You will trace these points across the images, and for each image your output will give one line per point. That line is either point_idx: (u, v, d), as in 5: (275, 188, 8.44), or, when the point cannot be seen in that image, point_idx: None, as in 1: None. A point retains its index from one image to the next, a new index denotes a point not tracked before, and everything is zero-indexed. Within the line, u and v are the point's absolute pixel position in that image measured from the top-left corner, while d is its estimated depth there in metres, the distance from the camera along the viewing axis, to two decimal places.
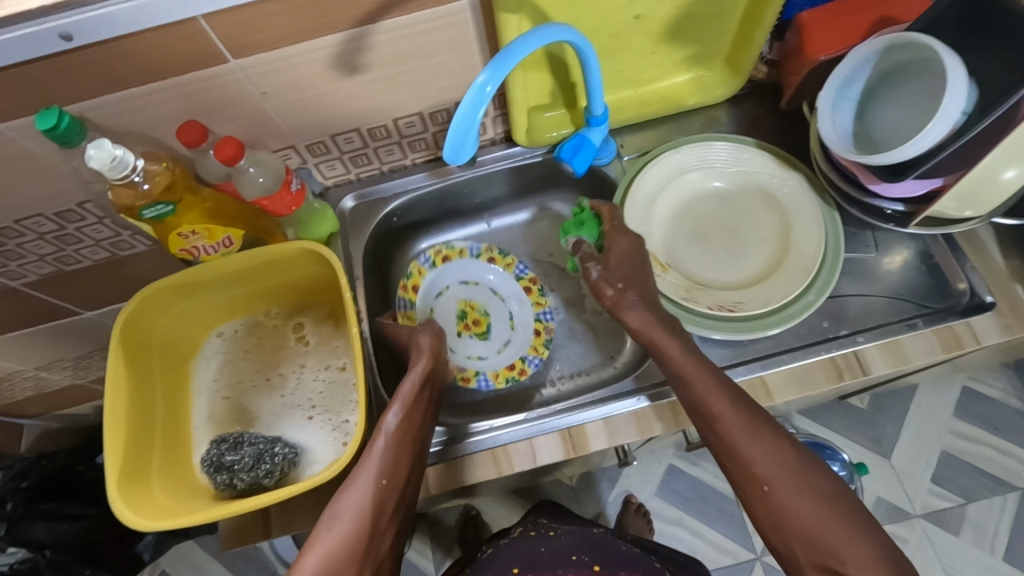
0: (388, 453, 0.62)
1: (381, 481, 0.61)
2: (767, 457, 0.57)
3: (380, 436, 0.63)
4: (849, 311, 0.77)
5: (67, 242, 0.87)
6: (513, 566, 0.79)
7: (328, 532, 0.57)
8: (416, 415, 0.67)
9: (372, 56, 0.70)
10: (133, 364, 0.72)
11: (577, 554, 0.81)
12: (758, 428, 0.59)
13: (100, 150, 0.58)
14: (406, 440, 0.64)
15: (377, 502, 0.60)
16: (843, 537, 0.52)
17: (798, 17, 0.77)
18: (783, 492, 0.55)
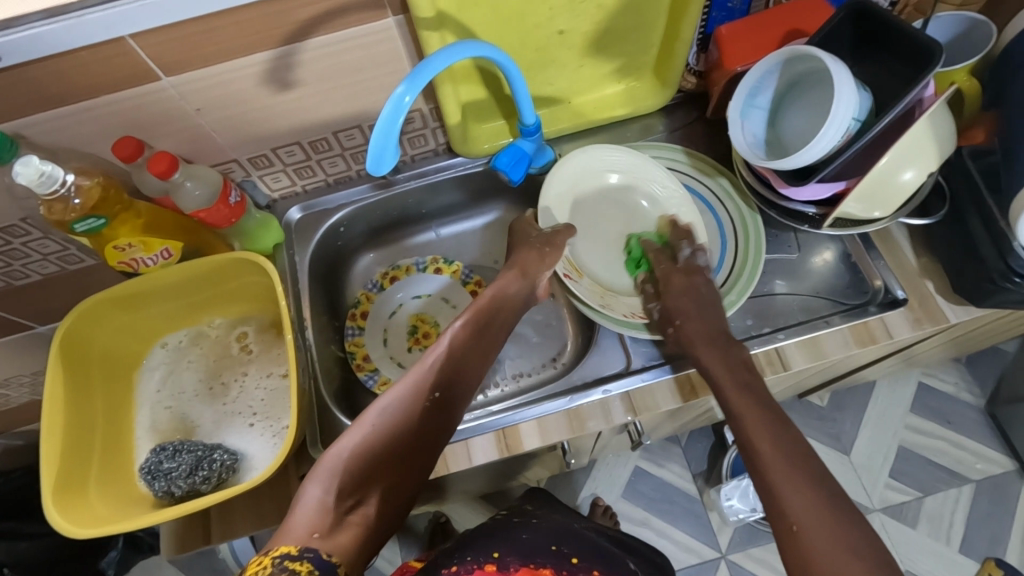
0: (440, 371, 0.65)
1: (426, 394, 0.63)
2: (803, 502, 0.49)
3: (432, 350, 0.67)
4: (771, 310, 0.81)
5: (14, 257, 0.88)
6: (493, 551, 0.78)
7: (364, 418, 0.60)
8: (477, 341, 0.70)
9: (303, 72, 0.73)
10: (72, 376, 0.74)
11: (557, 546, 0.82)
12: (798, 467, 0.51)
13: (29, 166, 0.59)
14: (462, 360, 0.67)
15: (416, 411, 0.62)
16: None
17: (716, 30, 0.81)
18: (815, 538, 0.47)
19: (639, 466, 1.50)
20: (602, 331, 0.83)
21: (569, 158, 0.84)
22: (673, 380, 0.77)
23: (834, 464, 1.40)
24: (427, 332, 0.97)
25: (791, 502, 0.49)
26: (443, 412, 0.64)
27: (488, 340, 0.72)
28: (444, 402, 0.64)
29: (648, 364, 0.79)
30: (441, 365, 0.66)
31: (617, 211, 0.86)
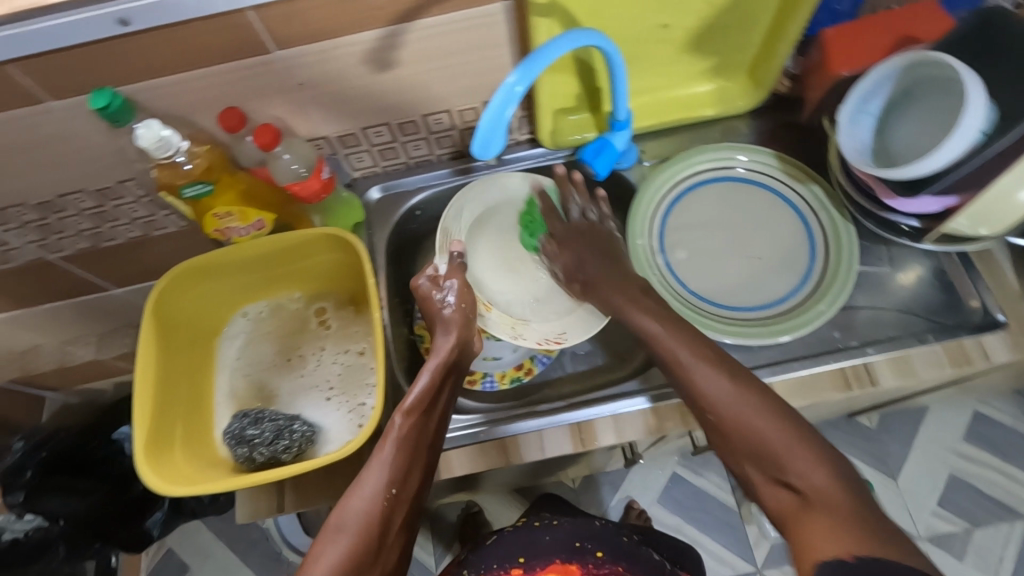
0: (398, 461, 0.64)
1: (389, 488, 0.63)
2: (759, 417, 0.58)
3: (386, 441, 0.64)
4: (857, 323, 0.78)
5: (104, 218, 0.91)
6: (519, 556, 0.82)
7: (331, 547, 0.59)
8: (424, 424, 0.67)
9: (406, 53, 0.73)
10: (162, 337, 0.75)
11: (582, 541, 0.84)
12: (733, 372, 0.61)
13: (149, 130, 0.61)
14: (416, 445, 0.66)
15: (383, 506, 0.62)
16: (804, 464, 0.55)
17: (821, 33, 0.79)
18: (774, 444, 0.56)
19: (676, 473, 1.48)
20: None
21: (500, 177, 0.86)
22: None
23: (880, 488, 1.36)
24: None
25: (763, 425, 0.57)
26: (411, 492, 0.65)
27: (432, 419, 0.69)
28: (409, 484, 0.65)
29: None
30: (398, 455, 0.64)
31: (523, 227, 0.89)
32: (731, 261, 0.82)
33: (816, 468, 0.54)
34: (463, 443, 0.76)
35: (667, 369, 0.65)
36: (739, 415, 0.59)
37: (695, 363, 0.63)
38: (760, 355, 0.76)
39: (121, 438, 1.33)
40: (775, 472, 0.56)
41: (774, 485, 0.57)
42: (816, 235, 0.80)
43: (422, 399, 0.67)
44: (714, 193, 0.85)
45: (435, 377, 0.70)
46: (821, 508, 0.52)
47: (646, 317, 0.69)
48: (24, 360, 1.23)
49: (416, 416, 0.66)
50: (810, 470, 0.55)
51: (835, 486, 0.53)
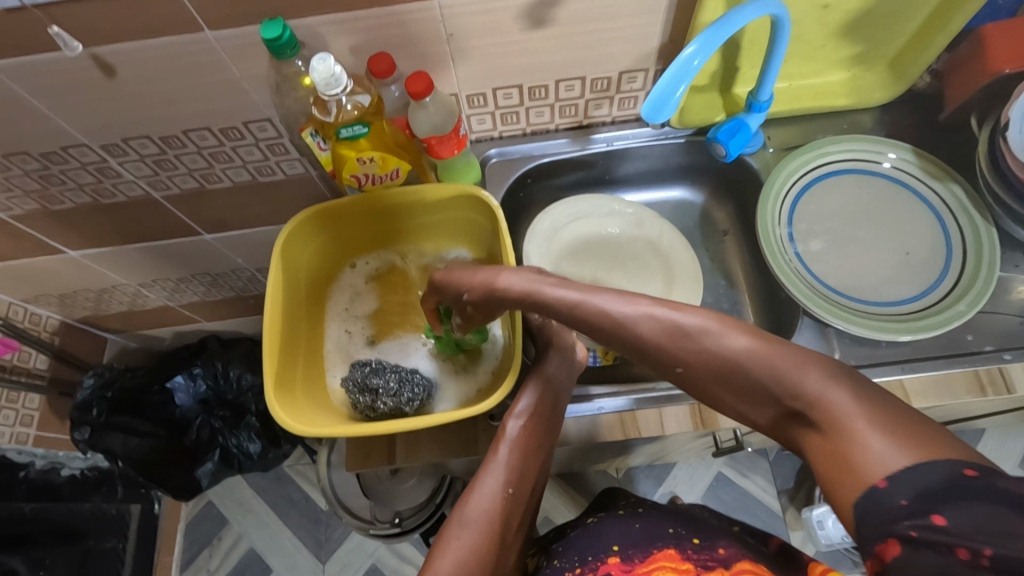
0: (515, 464, 0.66)
1: (507, 488, 0.64)
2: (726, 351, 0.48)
3: (501, 444, 0.67)
4: (988, 327, 0.76)
5: (218, 159, 0.91)
6: (612, 544, 0.78)
7: (460, 537, 0.60)
8: (536, 432, 0.69)
9: (563, 12, 0.72)
10: (287, 276, 0.75)
11: (674, 526, 0.79)
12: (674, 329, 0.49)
13: (323, 64, 0.60)
14: (530, 450, 0.67)
15: (501, 505, 0.63)
16: (814, 380, 0.44)
17: (982, 28, 0.78)
18: (826, 387, 0.43)
19: (721, 473, 1.47)
20: (804, 320, 0.79)
21: (587, 198, 0.94)
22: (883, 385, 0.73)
23: None
24: None
25: (727, 346, 0.48)
26: (524, 494, 0.66)
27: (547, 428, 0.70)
28: (522, 489, 0.66)
29: (858, 364, 0.75)
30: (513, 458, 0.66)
31: (621, 244, 0.95)
32: (856, 258, 0.81)
33: (825, 391, 0.43)
34: (579, 413, 0.76)
35: (582, 326, 0.53)
36: (736, 355, 0.48)
37: (615, 297, 0.52)
38: (887, 351, 0.76)
39: (176, 387, 1.32)
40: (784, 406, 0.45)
41: (797, 424, 0.45)
42: (955, 234, 0.78)
43: (535, 406, 0.69)
44: (850, 184, 0.83)
45: (546, 384, 0.71)
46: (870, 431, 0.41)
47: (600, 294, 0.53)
48: (99, 299, 1.24)
49: (529, 420, 0.69)
50: (816, 386, 0.44)
51: (828, 397, 0.43)
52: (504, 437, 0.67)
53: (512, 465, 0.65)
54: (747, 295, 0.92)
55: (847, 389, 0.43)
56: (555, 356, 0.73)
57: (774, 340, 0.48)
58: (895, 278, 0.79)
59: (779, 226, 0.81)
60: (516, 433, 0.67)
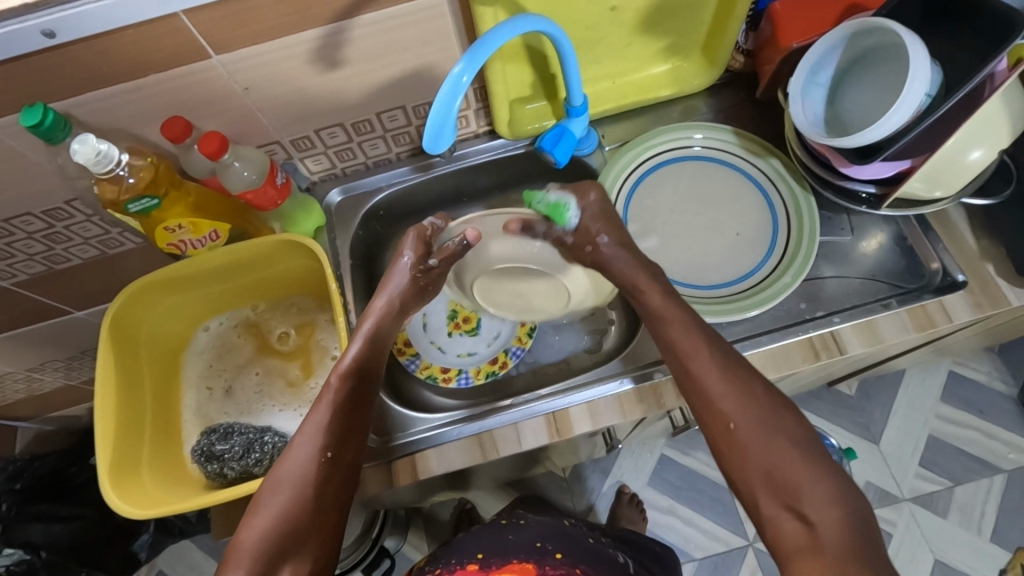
0: (334, 425, 0.63)
1: (325, 452, 0.62)
2: (734, 401, 0.60)
3: (320, 407, 0.64)
4: (824, 293, 0.78)
5: (55, 241, 0.86)
6: (478, 551, 0.79)
7: (265, 505, 0.59)
8: (361, 389, 0.67)
9: (353, 50, 0.71)
10: (122, 358, 0.74)
11: (541, 542, 0.80)
12: (705, 340, 0.64)
13: (85, 145, 0.60)
14: (353, 409, 0.65)
15: (318, 469, 0.61)
16: (722, 392, 0.60)
17: (770, 6, 0.79)
18: (744, 433, 0.58)
19: (665, 454, 1.41)
20: None
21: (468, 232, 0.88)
22: None
23: (863, 453, 1.38)
24: (466, 317, 0.92)
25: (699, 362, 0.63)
26: (349, 455, 0.63)
27: (373, 382, 0.69)
28: (346, 448, 0.63)
29: None
30: (333, 420, 0.64)
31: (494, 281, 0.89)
32: (686, 243, 0.84)
33: (829, 506, 0.53)
34: (441, 442, 0.76)
35: (681, 367, 0.64)
36: (658, 312, 0.68)
37: (722, 375, 0.61)
38: (729, 331, 0.77)
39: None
40: (762, 472, 0.57)
41: (779, 508, 0.55)
42: (777, 210, 0.81)
43: (359, 362, 0.68)
44: (674, 173, 0.86)
45: (373, 343, 0.70)
46: (747, 438, 0.58)
47: (659, 295, 0.69)
48: None
49: (353, 379, 0.67)
50: (825, 506, 0.53)
51: (747, 409, 0.59)
52: (322, 400, 0.64)
53: (330, 428, 0.63)
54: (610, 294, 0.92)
55: (743, 405, 0.59)
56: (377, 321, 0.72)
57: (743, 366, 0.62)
58: (723, 259, 0.82)
59: None
60: (333, 394, 0.65)
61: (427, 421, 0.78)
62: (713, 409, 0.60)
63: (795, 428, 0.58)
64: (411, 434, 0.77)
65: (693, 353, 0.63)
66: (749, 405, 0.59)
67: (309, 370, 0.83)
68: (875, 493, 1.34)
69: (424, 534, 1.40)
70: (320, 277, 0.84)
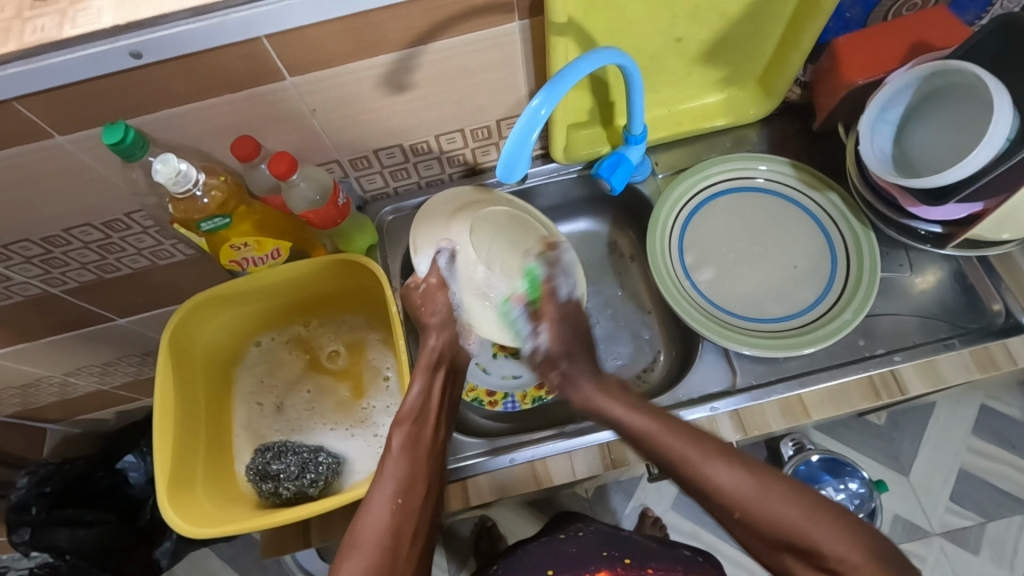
0: (399, 472, 0.63)
1: (395, 499, 0.61)
2: (784, 503, 0.56)
3: (387, 456, 0.64)
4: (881, 331, 0.78)
5: (110, 250, 0.86)
6: (546, 568, 0.81)
7: (349, 559, 0.58)
8: (421, 435, 0.67)
9: (421, 74, 0.71)
10: (179, 373, 0.75)
11: (607, 550, 0.82)
12: (712, 452, 0.60)
13: (166, 165, 0.61)
14: (420, 454, 0.65)
15: (392, 518, 0.60)
16: (821, 532, 0.54)
17: (834, 40, 0.78)
18: (750, 506, 0.57)
19: None
20: (704, 345, 0.80)
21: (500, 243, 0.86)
22: (783, 401, 0.75)
23: (892, 484, 1.35)
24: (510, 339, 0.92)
25: (725, 481, 0.58)
26: (420, 502, 0.63)
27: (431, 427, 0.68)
28: (413, 495, 0.63)
29: (758, 383, 0.76)
30: (400, 468, 0.63)
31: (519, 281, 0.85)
32: (739, 273, 0.83)
33: (852, 551, 0.53)
34: (494, 469, 0.76)
35: (679, 473, 0.61)
36: (721, 487, 0.58)
37: (705, 460, 0.59)
38: (785, 366, 0.77)
39: (126, 466, 1.22)
40: (785, 544, 0.56)
41: (813, 570, 0.55)
42: (836, 244, 0.81)
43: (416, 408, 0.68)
44: (728, 204, 0.86)
45: (428, 384, 0.70)
46: (751, 512, 0.57)
47: (622, 406, 0.68)
48: (26, 394, 1.14)
49: (410, 425, 0.66)
50: (833, 540, 0.53)
51: (743, 481, 0.58)
52: (388, 450, 0.64)
53: (399, 475, 0.63)
54: (658, 319, 0.92)
55: (727, 470, 0.58)
56: (433, 352, 0.73)
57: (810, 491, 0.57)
58: (778, 292, 0.82)
59: (671, 256, 0.83)
60: (399, 441, 0.65)
61: (477, 445, 0.78)
62: (719, 498, 0.58)
63: (792, 491, 0.57)
64: (459, 459, 0.77)
65: (659, 434, 0.63)
66: (745, 481, 0.57)
67: (359, 390, 0.83)
68: (905, 527, 1.32)
69: (443, 550, 1.38)
70: (372, 296, 0.84)
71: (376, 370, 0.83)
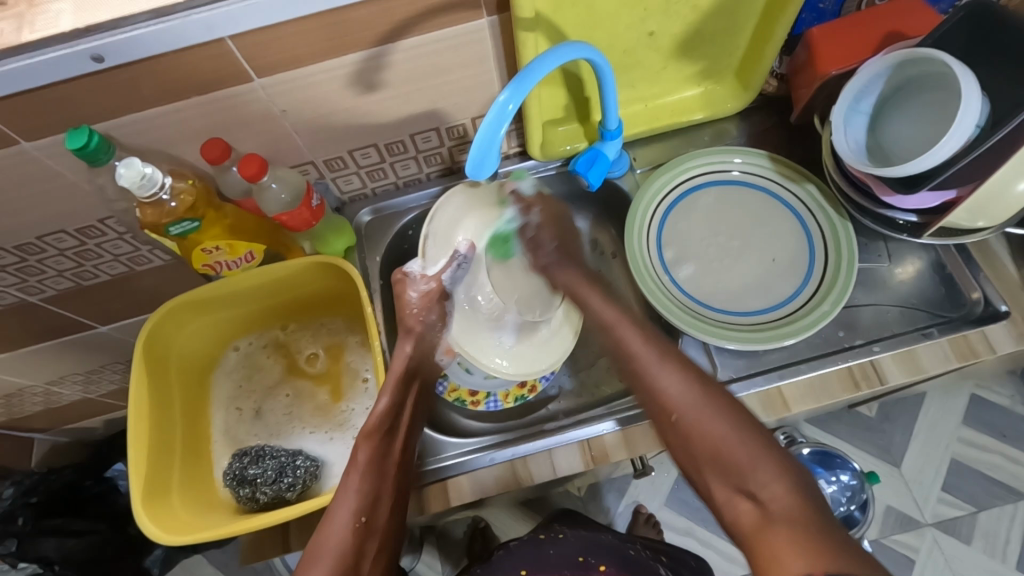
0: (366, 489, 0.62)
1: (360, 515, 0.60)
2: (730, 432, 0.52)
3: (353, 471, 0.63)
4: (861, 321, 0.77)
5: (86, 258, 0.86)
6: (521, 568, 0.82)
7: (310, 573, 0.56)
8: (386, 447, 0.66)
9: (392, 73, 0.71)
10: (154, 380, 0.74)
11: (584, 556, 0.83)
12: (667, 358, 0.59)
13: (131, 168, 0.61)
14: (386, 468, 0.65)
15: (354, 535, 0.59)
16: (745, 458, 0.50)
17: (808, 31, 0.78)
18: (690, 414, 0.55)
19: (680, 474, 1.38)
20: (685, 340, 0.79)
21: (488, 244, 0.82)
22: (763, 395, 0.74)
23: (884, 476, 1.35)
24: None
25: (669, 384, 0.57)
26: (385, 516, 0.63)
27: (395, 439, 0.68)
28: (378, 511, 0.62)
29: (738, 377, 0.76)
30: (366, 482, 0.63)
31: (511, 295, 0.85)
32: (719, 267, 0.83)
33: (774, 481, 0.49)
34: (475, 469, 0.76)
35: (630, 367, 0.61)
36: (670, 391, 0.57)
37: (660, 362, 0.59)
38: (765, 359, 0.76)
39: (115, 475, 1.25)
40: (724, 476, 0.52)
41: (732, 493, 0.51)
42: (815, 235, 0.81)
43: (382, 421, 0.66)
44: (707, 198, 0.86)
45: (396, 395, 0.69)
46: (693, 420, 0.54)
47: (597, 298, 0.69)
48: (9, 404, 1.13)
49: (377, 437, 0.66)
50: (771, 482, 0.49)
51: (690, 399, 0.55)
52: (355, 466, 0.63)
53: (365, 490, 0.62)
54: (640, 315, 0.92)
55: (677, 375, 0.57)
56: (408, 360, 0.72)
57: (765, 436, 0.53)
58: (757, 285, 0.81)
59: (650, 250, 0.83)
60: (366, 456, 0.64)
61: (457, 447, 0.77)
62: (657, 400, 0.57)
63: (737, 410, 0.54)
64: (437, 461, 0.77)
65: (639, 355, 0.60)
66: (688, 387, 0.56)
67: (339, 393, 0.82)
68: (897, 519, 1.32)
69: (435, 552, 1.37)
70: (351, 297, 0.84)
71: (355, 373, 0.83)
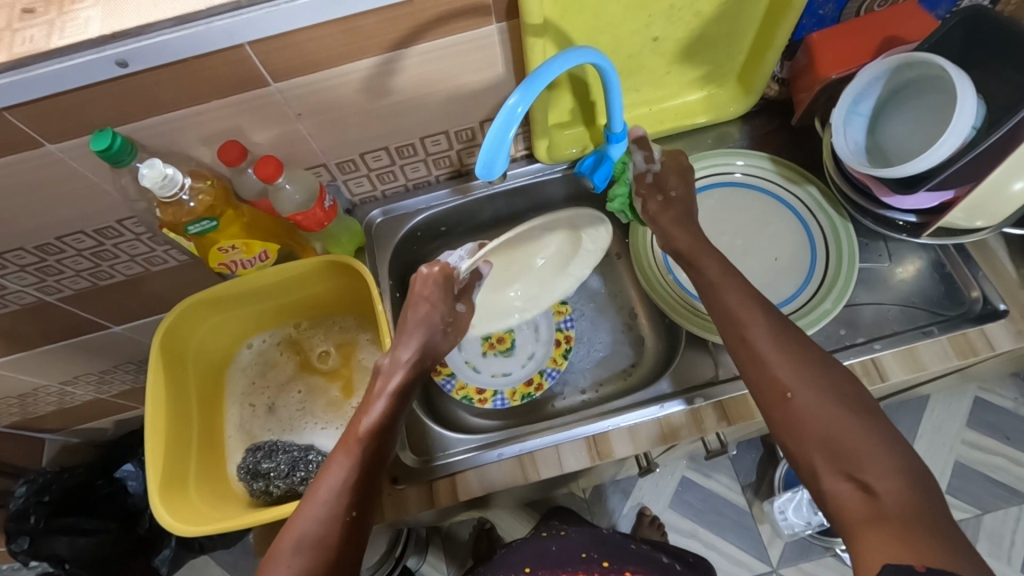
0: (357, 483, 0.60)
1: (348, 510, 0.58)
2: (845, 419, 0.56)
3: (344, 459, 0.60)
4: (862, 319, 0.79)
5: (103, 258, 0.88)
6: (525, 565, 0.82)
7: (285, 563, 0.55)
8: (383, 448, 0.63)
9: (403, 78, 0.73)
10: (171, 378, 0.76)
11: (587, 551, 0.84)
12: (787, 343, 0.61)
13: (153, 169, 0.63)
14: (378, 468, 0.62)
15: (340, 529, 0.57)
16: (872, 443, 0.54)
17: (809, 36, 0.80)
18: (805, 401, 0.58)
19: (685, 476, 1.39)
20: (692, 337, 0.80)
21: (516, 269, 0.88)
22: None
23: None
24: (501, 337, 0.94)
25: (783, 369, 0.59)
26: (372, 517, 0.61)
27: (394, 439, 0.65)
28: (367, 509, 0.60)
29: None
30: (356, 478, 0.60)
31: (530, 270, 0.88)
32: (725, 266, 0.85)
33: (891, 472, 0.53)
34: (484, 464, 0.77)
35: (728, 330, 0.65)
36: (779, 371, 0.60)
37: (776, 353, 0.61)
38: None
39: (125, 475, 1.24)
40: (842, 468, 0.54)
41: (838, 476, 0.54)
42: (815, 235, 0.83)
43: (377, 426, 0.63)
44: (711, 199, 0.87)
45: (395, 403, 0.65)
46: (810, 411, 0.57)
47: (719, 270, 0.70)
48: (23, 403, 1.15)
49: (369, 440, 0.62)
50: (886, 475, 0.53)
51: (827, 396, 0.57)
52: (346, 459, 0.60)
53: (353, 487, 0.59)
54: (645, 314, 0.93)
55: (791, 360, 0.60)
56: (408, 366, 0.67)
57: (880, 420, 0.56)
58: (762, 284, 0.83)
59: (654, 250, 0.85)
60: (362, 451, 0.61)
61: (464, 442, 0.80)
62: (767, 381, 0.60)
63: (852, 399, 0.57)
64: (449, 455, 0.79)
65: (739, 326, 0.64)
66: (812, 381, 0.58)
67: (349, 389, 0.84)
68: None
69: (440, 553, 1.38)
70: (362, 297, 0.86)
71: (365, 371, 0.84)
